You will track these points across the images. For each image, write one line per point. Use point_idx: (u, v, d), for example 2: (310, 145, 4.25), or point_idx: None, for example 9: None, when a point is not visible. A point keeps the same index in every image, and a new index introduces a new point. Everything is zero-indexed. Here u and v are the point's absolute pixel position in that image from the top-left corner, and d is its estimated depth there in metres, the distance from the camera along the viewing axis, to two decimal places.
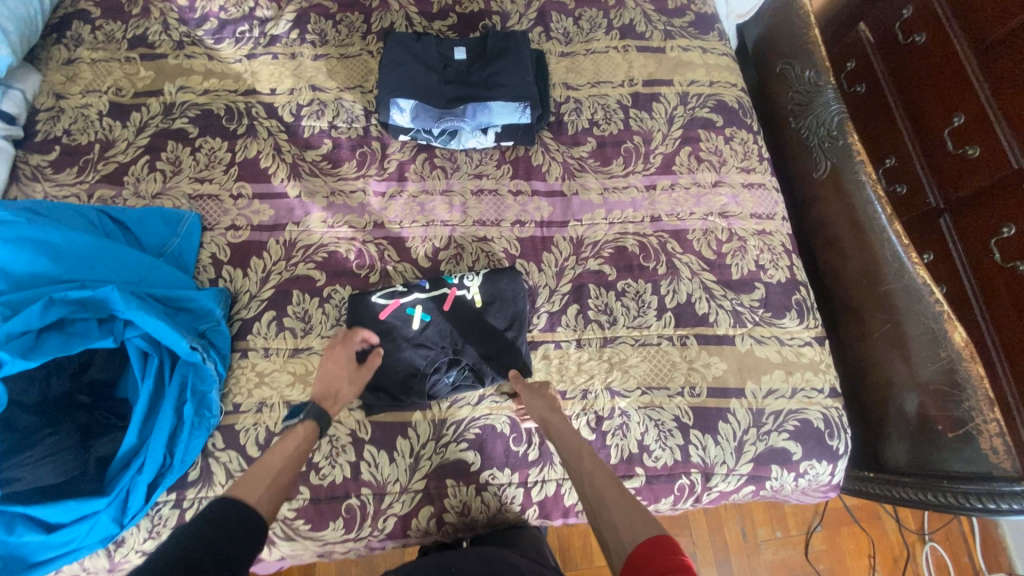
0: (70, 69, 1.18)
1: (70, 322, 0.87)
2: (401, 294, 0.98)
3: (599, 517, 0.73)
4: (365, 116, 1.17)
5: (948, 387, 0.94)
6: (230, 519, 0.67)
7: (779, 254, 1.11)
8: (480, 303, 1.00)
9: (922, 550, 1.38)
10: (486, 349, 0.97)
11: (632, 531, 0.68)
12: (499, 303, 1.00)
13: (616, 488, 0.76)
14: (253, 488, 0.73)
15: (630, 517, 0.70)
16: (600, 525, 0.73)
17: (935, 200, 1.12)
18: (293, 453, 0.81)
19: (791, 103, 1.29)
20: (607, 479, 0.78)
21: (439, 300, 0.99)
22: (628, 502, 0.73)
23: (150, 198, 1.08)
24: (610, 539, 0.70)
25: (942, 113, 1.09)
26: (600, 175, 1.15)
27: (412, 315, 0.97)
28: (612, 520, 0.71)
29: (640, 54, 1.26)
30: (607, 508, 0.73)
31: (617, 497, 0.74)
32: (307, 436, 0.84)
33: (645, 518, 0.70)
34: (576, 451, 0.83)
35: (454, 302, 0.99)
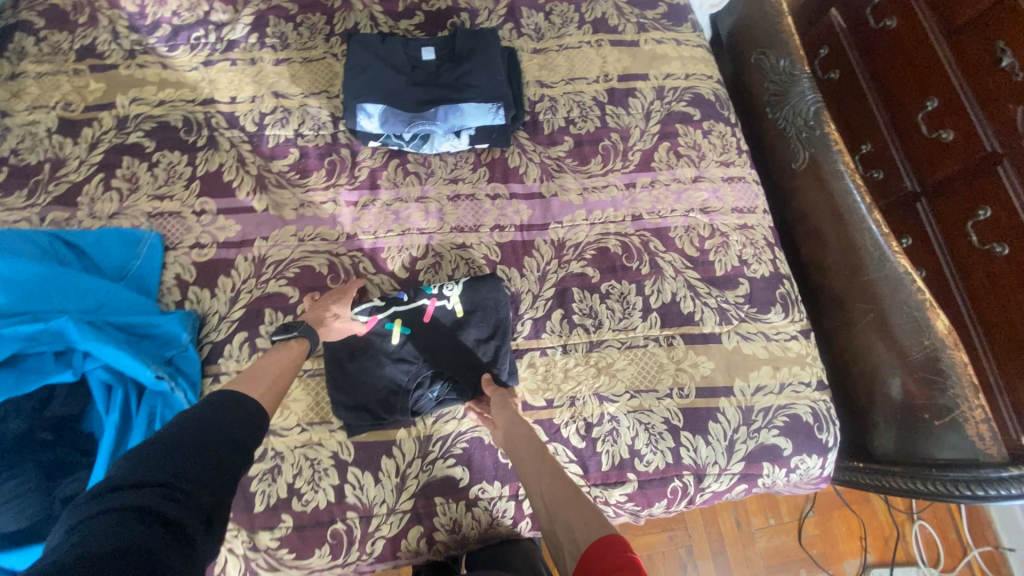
0: (14, 84, 1.10)
1: (24, 357, 0.82)
2: (380, 310, 0.94)
3: (556, 520, 0.72)
4: (332, 122, 1.13)
5: (932, 374, 0.94)
6: (238, 410, 0.66)
7: (762, 247, 1.10)
8: (462, 313, 0.97)
9: (912, 529, 1.40)
10: (470, 360, 0.95)
11: (585, 531, 0.66)
12: (481, 312, 0.98)
13: (568, 485, 0.74)
14: (258, 384, 0.75)
15: (583, 516, 0.68)
16: (557, 527, 0.71)
17: (912, 184, 1.11)
18: (289, 361, 0.83)
19: (768, 93, 1.28)
20: (559, 476, 0.76)
21: (418, 313, 0.96)
22: (581, 501, 0.71)
23: (107, 218, 1.02)
24: (566, 541, 0.69)
25: (915, 97, 1.09)
26: (579, 174, 1.12)
27: (391, 330, 0.94)
28: (567, 522, 0.69)
29: (613, 48, 1.23)
30: (562, 508, 0.71)
31: (569, 496, 0.72)
32: (299, 352, 0.85)
33: (597, 516, 0.68)
34: (530, 454, 0.80)
35: (435, 315, 0.96)
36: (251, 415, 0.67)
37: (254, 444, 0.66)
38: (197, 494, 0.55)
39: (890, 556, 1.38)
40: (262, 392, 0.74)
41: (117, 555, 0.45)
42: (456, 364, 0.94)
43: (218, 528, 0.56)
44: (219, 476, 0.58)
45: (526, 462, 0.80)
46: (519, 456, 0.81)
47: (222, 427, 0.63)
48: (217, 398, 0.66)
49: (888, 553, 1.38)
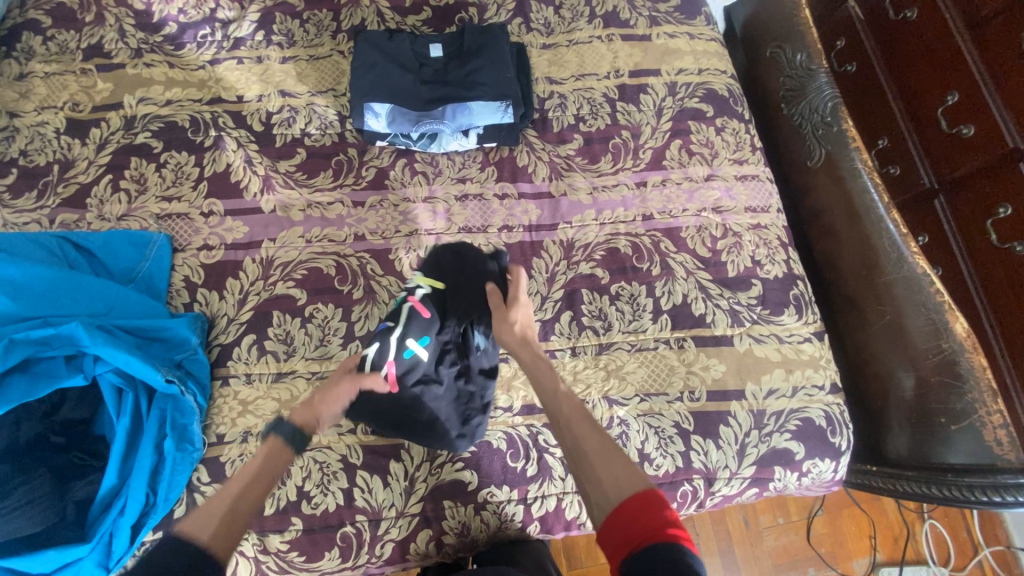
0: (23, 84, 1.10)
1: (36, 362, 0.82)
2: (382, 360, 0.80)
3: (581, 468, 0.70)
4: (339, 121, 1.12)
5: (949, 377, 0.92)
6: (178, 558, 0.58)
7: (775, 247, 1.07)
8: (443, 283, 0.88)
9: (922, 528, 1.38)
10: (477, 296, 0.89)
11: (617, 486, 0.65)
12: (441, 261, 0.92)
13: (596, 433, 0.73)
14: (207, 520, 0.64)
15: (613, 470, 0.67)
16: (583, 475, 0.70)
17: (929, 180, 1.07)
18: (256, 476, 0.71)
19: (783, 88, 1.25)
20: (586, 424, 0.74)
21: (417, 321, 0.83)
22: (610, 454, 0.69)
23: (115, 220, 1.02)
24: (593, 492, 0.67)
25: (935, 90, 1.05)
26: (589, 173, 1.10)
27: (414, 353, 0.82)
28: (595, 473, 0.68)
29: (625, 43, 1.21)
30: (589, 460, 0.70)
31: (597, 447, 0.70)
32: (270, 457, 0.74)
33: (628, 468, 0.67)
34: (556, 399, 0.78)
35: (428, 307, 0.84)
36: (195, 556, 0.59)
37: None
38: None
39: (899, 555, 1.36)
40: (214, 529, 0.63)
41: None
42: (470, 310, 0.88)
43: None
44: None
45: (551, 403, 0.78)
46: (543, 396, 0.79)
47: None
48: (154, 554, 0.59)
49: (897, 553, 1.37)
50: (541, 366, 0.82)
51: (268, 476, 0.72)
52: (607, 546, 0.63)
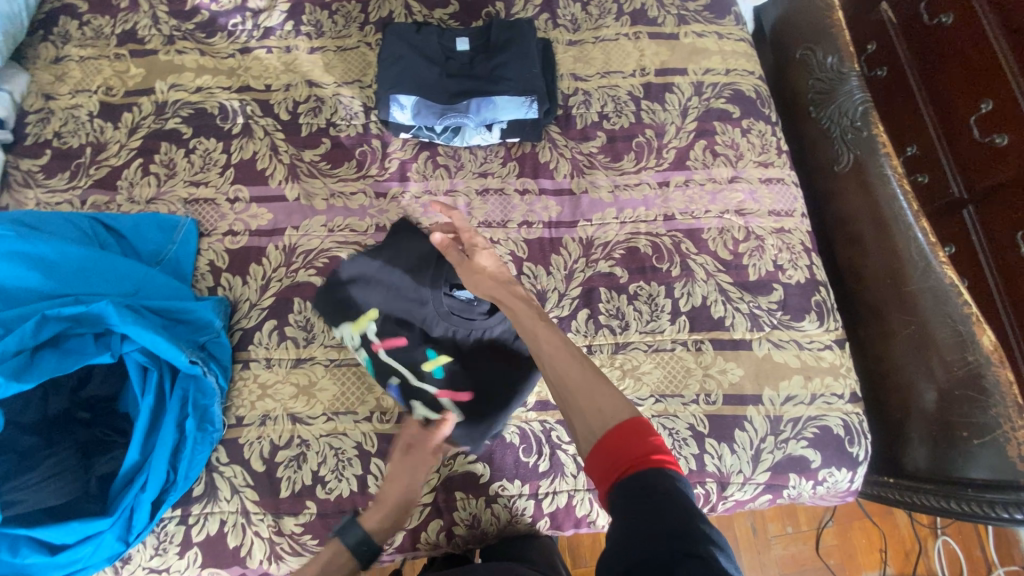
0: (59, 68, 1.13)
1: (65, 338, 0.84)
2: (431, 401, 0.90)
3: (564, 401, 0.69)
4: (364, 112, 1.12)
5: (973, 391, 0.90)
6: None
7: (798, 253, 1.06)
8: (374, 312, 0.94)
9: (934, 544, 1.36)
10: (408, 276, 0.95)
11: (602, 416, 0.64)
12: (341, 310, 0.95)
13: (580, 364, 0.70)
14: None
15: (597, 402, 0.66)
16: (567, 407, 0.69)
17: (959, 190, 1.05)
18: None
19: (812, 90, 1.23)
20: (570, 359, 0.71)
21: (405, 349, 0.92)
22: (594, 385, 0.68)
23: (145, 203, 1.04)
24: (579, 423, 0.67)
25: (967, 99, 1.02)
26: (611, 171, 1.10)
27: (436, 368, 0.91)
28: (580, 406, 0.67)
29: (652, 41, 1.20)
30: (574, 392, 0.68)
31: (580, 378, 0.69)
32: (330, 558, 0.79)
33: (612, 397, 0.66)
34: (535, 338, 0.75)
35: (393, 337, 0.92)
36: None
37: None
38: None
39: (910, 571, 1.34)
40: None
41: None
42: (414, 295, 0.94)
43: None
44: None
45: (530, 337, 0.76)
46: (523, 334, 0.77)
47: None
48: None
49: (908, 568, 1.34)
50: (517, 305, 0.80)
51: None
52: (590, 472, 0.63)
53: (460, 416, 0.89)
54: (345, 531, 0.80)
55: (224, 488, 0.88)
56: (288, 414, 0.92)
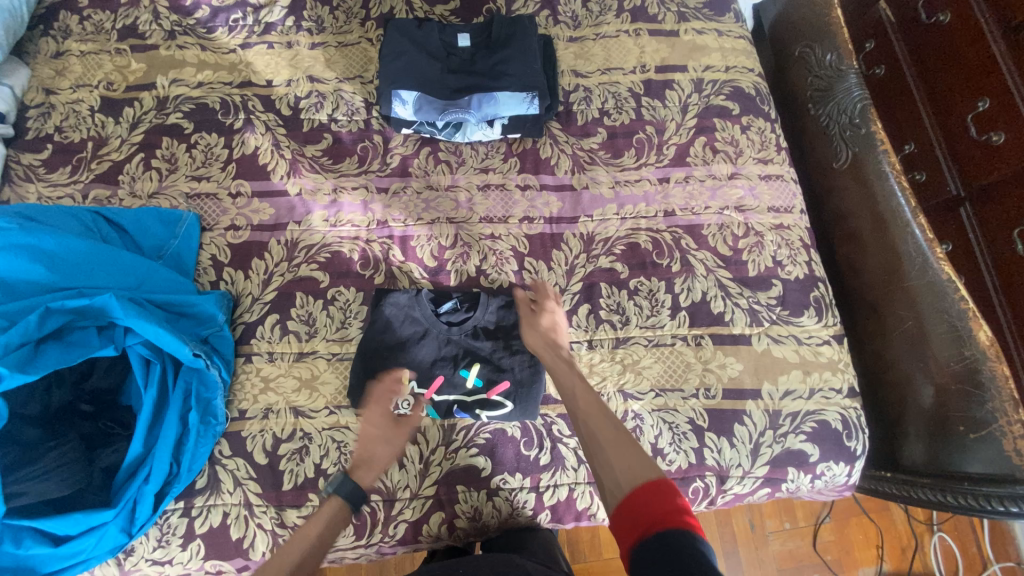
0: (59, 63, 1.13)
1: (69, 331, 0.84)
2: (486, 402, 0.93)
3: (596, 458, 0.74)
4: (365, 108, 1.13)
5: (969, 386, 0.91)
6: None
7: (797, 249, 1.07)
8: (404, 371, 0.93)
9: (931, 540, 1.37)
10: (399, 316, 0.96)
11: (629, 471, 0.68)
12: (376, 389, 0.92)
13: (613, 426, 0.76)
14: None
15: (625, 457, 0.70)
16: (598, 465, 0.73)
17: (956, 187, 1.05)
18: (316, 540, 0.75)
19: (810, 88, 1.24)
20: (602, 419, 0.78)
21: (445, 378, 0.93)
22: (623, 442, 0.73)
23: (146, 197, 1.04)
24: (607, 480, 0.70)
25: (965, 98, 1.03)
26: (611, 168, 1.10)
27: (473, 376, 0.93)
28: (610, 463, 0.71)
29: (652, 38, 1.20)
30: (604, 450, 0.73)
31: (610, 435, 0.75)
32: (331, 520, 0.78)
33: (640, 457, 0.70)
34: (574, 398, 0.83)
35: (432, 378, 0.93)
36: None
37: None
38: None
39: (906, 566, 1.35)
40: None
41: None
42: (412, 332, 0.95)
43: None
44: None
45: (569, 395, 0.84)
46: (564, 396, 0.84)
47: None
48: None
49: (905, 564, 1.35)
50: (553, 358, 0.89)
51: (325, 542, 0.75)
52: (618, 530, 0.64)
53: (512, 401, 0.93)
54: (338, 486, 0.80)
55: (227, 481, 0.88)
56: (290, 407, 0.93)
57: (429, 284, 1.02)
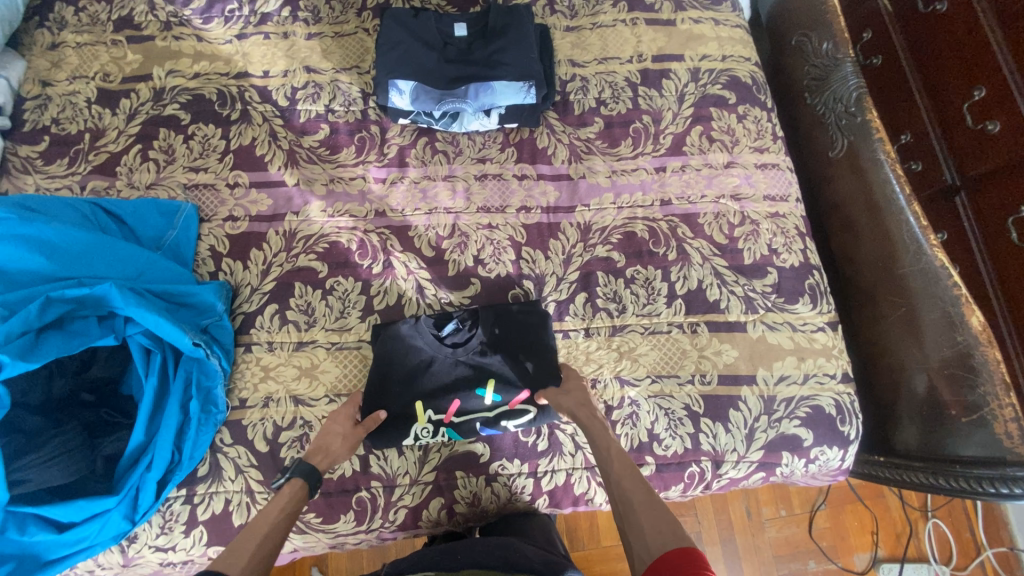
0: (55, 54, 1.12)
1: (69, 320, 0.85)
2: (510, 412, 0.93)
3: (626, 522, 0.73)
4: (362, 98, 1.13)
5: (962, 370, 0.92)
6: None
7: (793, 237, 1.07)
8: (418, 402, 0.92)
9: (925, 526, 1.39)
10: (403, 347, 0.95)
11: (660, 539, 0.68)
12: (391, 423, 0.92)
13: (643, 489, 0.76)
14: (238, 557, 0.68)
15: (657, 522, 0.70)
16: (628, 528, 0.72)
17: (951, 176, 1.05)
18: (280, 516, 0.76)
19: (807, 77, 1.24)
20: (636, 481, 0.77)
21: (462, 400, 0.93)
22: (655, 509, 0.72)
23: (144, 188, 1.04)
24: (635, 542, 0.70)
25: (962, 87, 1.02)
26: (608, 157, 1.11)
27: (484, 394, 0.93)
28: (639, 526, 0.71)
29: (648, 27, 1.20)
30: (634, 512, 0.73)
31: (643, 500, 0.74)
32: (293, 497, 0.79)
33: (672, 526, 0.69)
34: (608, 461, 0.81)
35: (446, 403, 0.92)
36: None
37: None
38: None
39: (901, 552, 1.37)
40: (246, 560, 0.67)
41: None
42: (419, 360, 0.95)
43: None
44: None
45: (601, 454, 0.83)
46: (600, 457, 0.83)
47: None
48: None
49: (899, 550, 1.37)
50: (591, 419, 0.87)
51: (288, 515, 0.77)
52: None
53: (535, 408, 0.93)
54: (296, 468, 0.83)
55: (228, 469, 0.90)
56: (290, 396, 0.94)
57: (428, 275, 1.03)
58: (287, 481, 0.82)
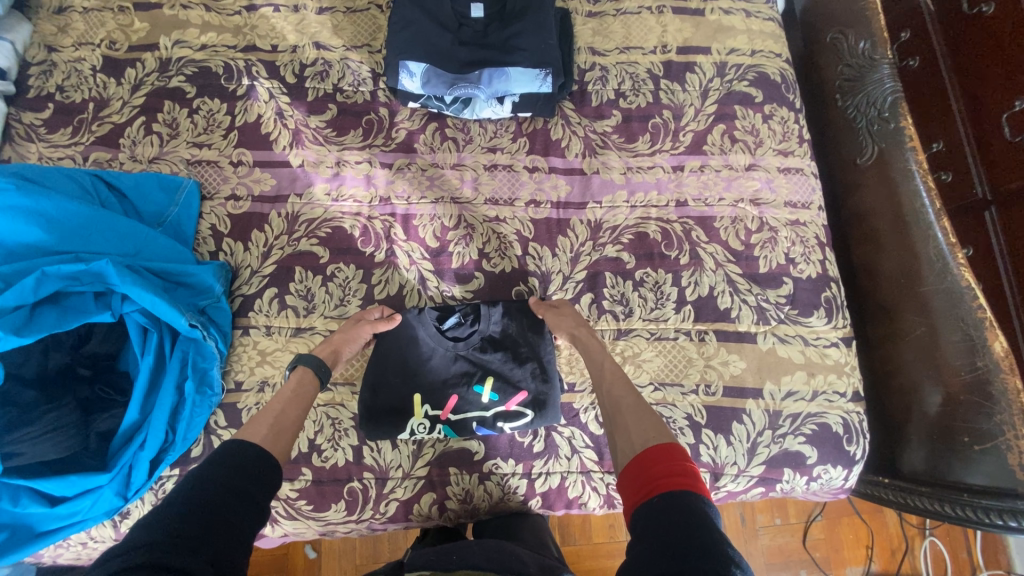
0: (62, 19, 1.09)
1: (65, 295, 0.84)
2: (507, 415, 0.91)
3: (616, 423, 0.72)
4: (372, 79, 1.09)
5: (979, 397, 0.88)
6: (245, 463, 0.63)
7: (812, 247, 1.03)
8: (415, 395, 0.91)
9: (922, 544, 1.36)
10: (402, 339, 0.93)
11: (644, 437, 0.66)
12: (386, 416, 0.90)
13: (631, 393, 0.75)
14: (257, 427, 0.71)
15: (642, 423, 0.68)
16: (617, 428, 0.71)
17: (983, 190, 0.99)
18: (293, 396, 0.79)
19: (839, 78, 1.17)
20: (626, 387, 0.76)
21: (459, 397, 0.91)
22: (643, 410, 0.71)
23: (147, 162, 1.02)
24: (621, 443, 0.68)
25: (1004, 95, 0.95)
26: (625, 153, 1.06)
27: (480, 392, 0.91)
28: (626, 426, 0.70)
29: (675, 17, 1.14)
30: (621, 414, 0.72)
31: (632, 403, 0.72)
32: (299, 381, 0.82)
33: (658, 425, 0.68)
34: (600, 373, 0.81)
35: (444, 399, 0.91)
36: (260, 464, 0.65)
37: (265, 490, 0.63)
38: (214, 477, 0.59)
39: (895, 568, 1.35)
40: (268, 428, 0.71)
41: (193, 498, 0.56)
42: (418, 353, 0.93)
43: (249, 506, 0.60)
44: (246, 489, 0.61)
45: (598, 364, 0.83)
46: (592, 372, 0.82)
47: (221, 468, 0.61)
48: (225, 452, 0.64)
49: (893, 565, 1.35)
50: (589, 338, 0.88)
51: (301, 397, 0.80)
52: (625, 488, 0.62)
53: (532, 412, 0.91)
54: (298, 359, 0.84)
55: None
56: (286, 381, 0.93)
57: (430, 267, 1.00)
58: (292, 372, 0.84)
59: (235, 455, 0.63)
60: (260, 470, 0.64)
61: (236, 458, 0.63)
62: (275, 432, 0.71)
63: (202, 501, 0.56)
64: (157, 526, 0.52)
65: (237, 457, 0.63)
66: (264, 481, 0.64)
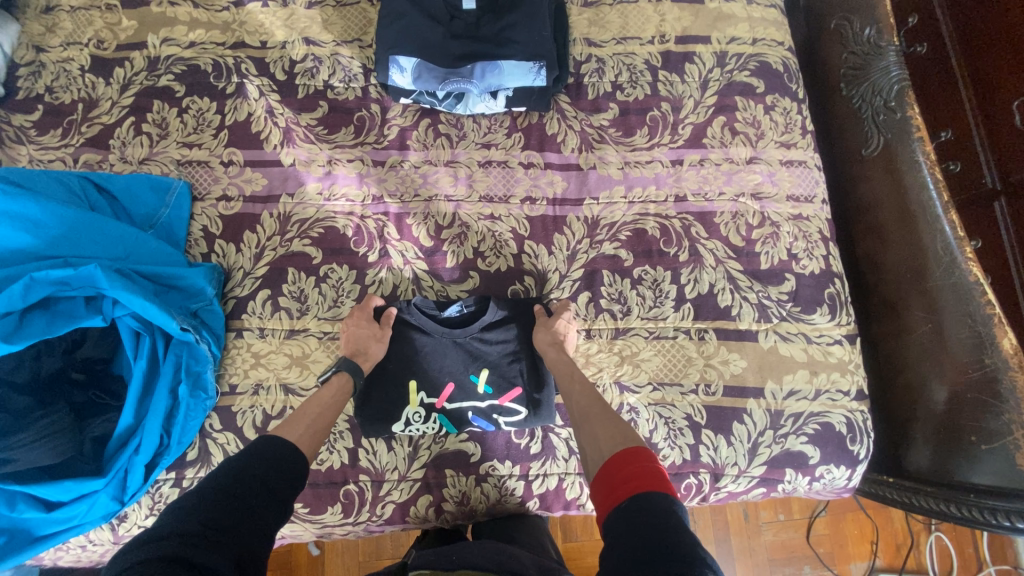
0: (49, 18, 1.08)
1: (55, 300, 0.84)
2: (502, 408, 0.90)
3: (583, 431, 0.72)
4: (363, 74, 1.07)
5: (986, 396, 0.86)
6: (280, 458, 0.63)
7: (815, 242, 1.00)
8: (412, 381, 0.90)
9: (927, 539, 1.35)
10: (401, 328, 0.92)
11: (613, 442, 0.66)
12: (380, 410, 0.89)
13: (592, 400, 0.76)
14: (293, 429, 0.72)
15: (609, 429, 0.68)
16: (584, 437, 0.71)
17: (991, 179, 0.96)
18: (331, 402, 0.79)
19: (843, 66, 1.13)
20: (585, 394, 0.77)
21: (454, 385, 0.90)
22: (609, 417, 0.71)
23: (137, 163, 1.01)
24: (592, 452, 0.68)
25: (1016, 80, 0.91)
26: (622, 147, 1.04)
27: (476, 383, 0.91)
28: (594, 434, 0.69)
29: (674, 5, 1.11)
30: (590, 422, 0.72)
31: (598, 411, 0.73)
32: (340, 388, 0.81)
33: (623, 431, 0.67)
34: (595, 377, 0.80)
35: (440, 386, 0.90)
36: (292, 460, 0.64)
37: (292, 491, 0.63)
38: (245, 469, 0.59)
39: (900, 564, 1.34)
40: (300, 433, 0.71)
41: (222, 492, 0.55)
42: (414, 342, 0.92)
43: (281, 503, 0.60)
44: (277, 484, 0.61)
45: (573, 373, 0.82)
46: (562, 379, 0.82)
47: (253, 462, 0.61)
48: (265, 444, 0.64)
49: (898, 560, 1.34)
50: (557, 355, 0.86)
51: (337, 404, 0.80)
52: (595, 496, 0.61)
53: (526, 409, 0.90)
54: (341, 363, 0.84)
55: (217, 454, 0.89)
56: (280, 384, 0.92)
57: (424, 266, 0.98)
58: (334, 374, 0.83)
59: (269, 449, 0.64)
60: (293, 468, 0.64)
61: (267, 452, 0.63)
62: (310, 434, 0.72)
63: (235, 494, 0.56)
64: (186, 517, 0.52)
65: (270, 452, 0.63)
66: (295, 478, 0.64)
